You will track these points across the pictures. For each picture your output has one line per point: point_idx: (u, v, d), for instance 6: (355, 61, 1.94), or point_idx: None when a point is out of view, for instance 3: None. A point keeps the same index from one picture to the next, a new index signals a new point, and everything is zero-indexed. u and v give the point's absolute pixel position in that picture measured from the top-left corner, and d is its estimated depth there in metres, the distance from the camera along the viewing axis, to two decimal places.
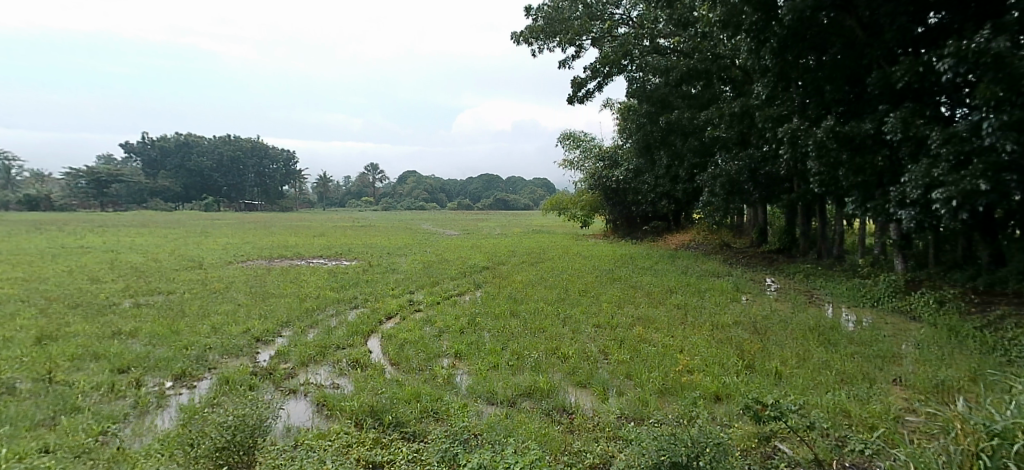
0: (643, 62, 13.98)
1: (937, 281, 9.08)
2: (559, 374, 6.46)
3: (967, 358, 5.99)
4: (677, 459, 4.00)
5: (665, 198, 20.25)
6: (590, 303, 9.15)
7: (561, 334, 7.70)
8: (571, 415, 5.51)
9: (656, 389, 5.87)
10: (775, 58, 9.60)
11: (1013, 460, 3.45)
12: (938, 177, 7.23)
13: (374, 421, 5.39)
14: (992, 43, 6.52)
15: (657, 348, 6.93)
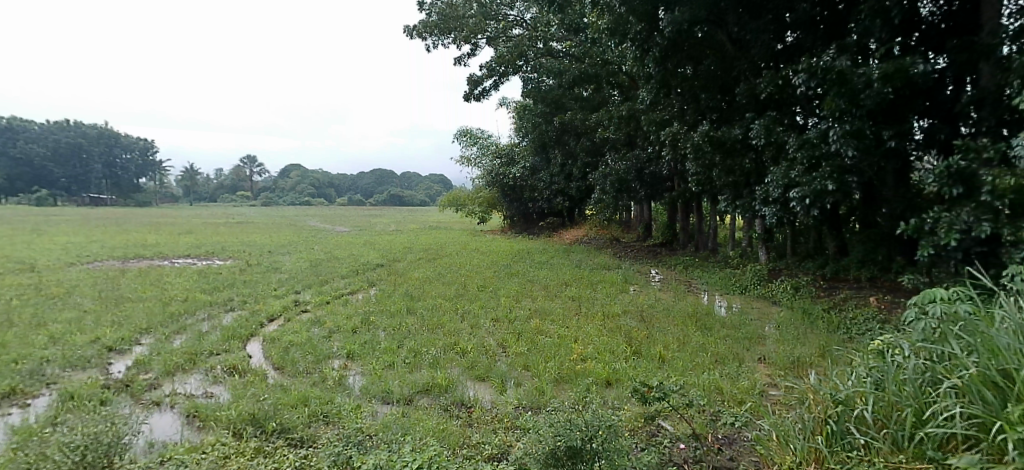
0: (537, 64, 14.70)
1: (794, 270, 10.33)
2: (457, 369, 6.52)
3: (817, 336, 6.87)
4: (573, 443, 4.06)
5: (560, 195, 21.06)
6: (487, 298, 9.29)
7: (459, 329, 7.78)
8: (469, 408, 5.59)
9: (552, 378, 6.13)
10: (658, 66, 10.34)
11: (854, 423, 3.99)
12: (795, 177, 8.27)
13: (256, 429, 5.11)
14: (836, 61, 7.43)
15: (553, 339, 7.22)
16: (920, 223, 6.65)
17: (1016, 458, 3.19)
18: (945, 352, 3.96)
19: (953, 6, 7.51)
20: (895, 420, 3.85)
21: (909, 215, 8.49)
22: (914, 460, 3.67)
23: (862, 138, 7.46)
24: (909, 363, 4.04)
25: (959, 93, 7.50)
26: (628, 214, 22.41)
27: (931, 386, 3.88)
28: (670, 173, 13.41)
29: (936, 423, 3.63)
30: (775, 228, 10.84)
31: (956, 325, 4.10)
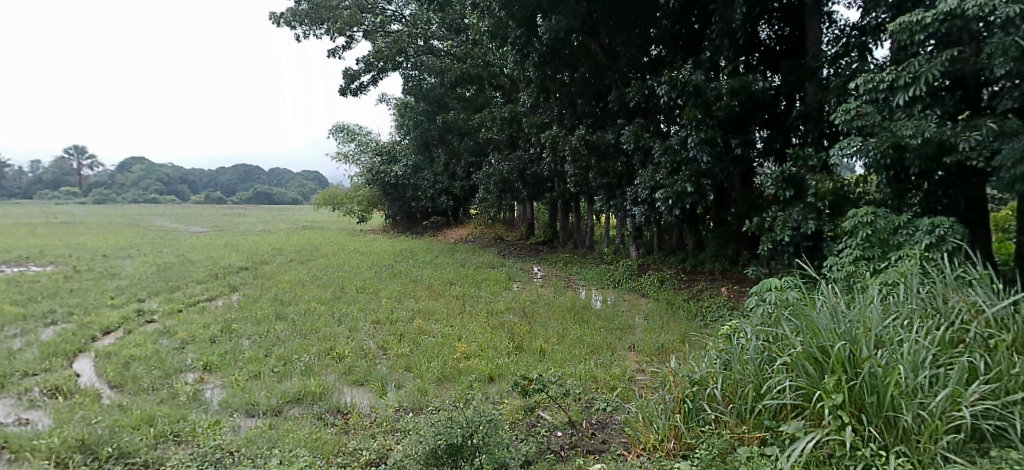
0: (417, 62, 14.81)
1: (659, 265, 11.30)
2: (333, 375, 6.25)
3: (678, 324, 7.59)
4: (454, 440, 3.86)
5: (444, 194, 21.03)
6: (367, 300, 9.01)
7: (336, 333, 7.47)
8: (346, 415, 5.34)
9: (435, 378, 6.09)
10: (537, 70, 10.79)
11: (707, 400, 4.37)
12: (660, 180, 9.05)
13: (86, 457, 4.47)
14: (693, 76, 8.25)
15: (436, 339, 7.19)
16: (761, 221, 7.64)
17: (832, 422, 3.76)
18: (779, 335, 4.47)
19: (785, 31, 8.70)
20: (739, 395, 4.28)
21: (752, 215, 9.49)
22: (754, 429, 4.10)
23: (714, 146, 8.40)
24: (750, 344, 4.50)
25: (790, 108, 8.68)
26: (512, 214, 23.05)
27: (767, 364, 4.36)
28: (550, 173, 14.06)
29: (770, 395, 4.10)
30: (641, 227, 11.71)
31: (787, 309, 4.69)
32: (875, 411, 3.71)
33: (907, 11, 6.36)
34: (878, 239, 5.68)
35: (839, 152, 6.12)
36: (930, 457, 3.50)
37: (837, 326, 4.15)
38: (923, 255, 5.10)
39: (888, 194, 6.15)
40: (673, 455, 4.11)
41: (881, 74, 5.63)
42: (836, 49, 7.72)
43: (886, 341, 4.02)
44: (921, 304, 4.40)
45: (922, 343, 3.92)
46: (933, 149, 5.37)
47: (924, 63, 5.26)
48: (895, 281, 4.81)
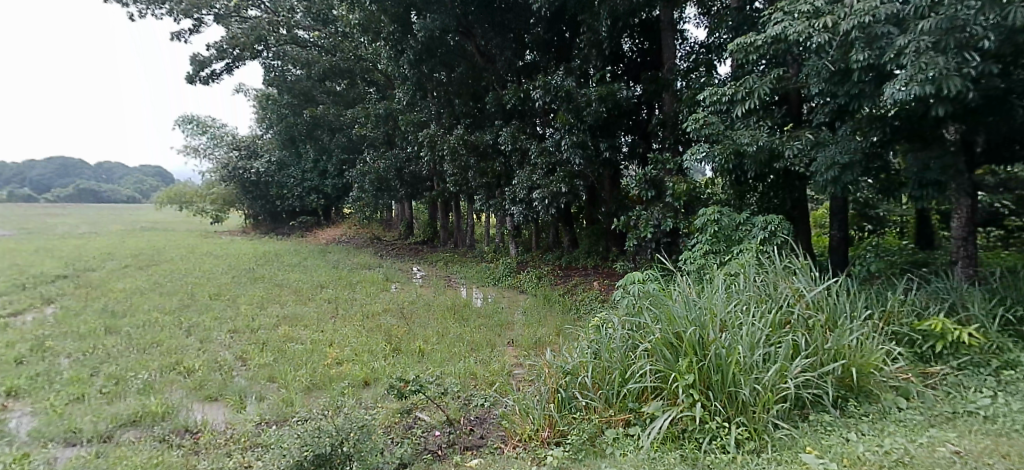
0: (280, 51, 14.33)
1: (537, 262, 11.72)
2: (179, 392, 5.66)
3: (555, 318, 7.95)
4: (321, 450, 3.73)
5: (313, 192, 20.23)
6: (223, 307, 8.40)
7: (183, 345, 6.83)
8: (195, 435, 4.88)
9: (302, 387, 5.74)
10: (413, 67, 10.95)
11: (578, 389, 4.59)
12: (536, 180, 9.39)
13: None
14: (564, 82, 8.72)
15: (304, 345, 6.85)
16: (627, 220, 8.22)
17: (685, 400, 4.17)
18: (641, 323, 4.85)
19: (645, 45, 9.46)
20: (607, 381, 4.56)
21: (620, 214, 10.14)
22: (619, 412, 4.40)
23: (585, 149, 8.92)
24: (616, 333, 4.84)
25: (650, 116, 9.46)
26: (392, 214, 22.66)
27: (631, 351, 4.69)
28: (429, 172, 14.17)
29: (633, 380, 4.43)
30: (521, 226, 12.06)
31: (647, 299, 5.11)
32: (720, 388, 4.18)
33: (745, 33, 7.20)
34: (723, 234, 6.32)
35: (691, 157, 6.72)
36: (763, 424, 4.01)
37: (689, 312, 4.62)
38: (758, 249, 5.79)
39: (731, 194, 6.93)
40: (548, 443, 4.26)
41: (724, 88, 6.26)
42: (687, 64, 8.47)
43: (729, 325, 4.54)
44: (757, 290, 5.01)
45: (756, 325, 4.49)
46: (765, 157, 6.07)
47: (757, 79, 5.93)
48: (736, 271, 5.42)
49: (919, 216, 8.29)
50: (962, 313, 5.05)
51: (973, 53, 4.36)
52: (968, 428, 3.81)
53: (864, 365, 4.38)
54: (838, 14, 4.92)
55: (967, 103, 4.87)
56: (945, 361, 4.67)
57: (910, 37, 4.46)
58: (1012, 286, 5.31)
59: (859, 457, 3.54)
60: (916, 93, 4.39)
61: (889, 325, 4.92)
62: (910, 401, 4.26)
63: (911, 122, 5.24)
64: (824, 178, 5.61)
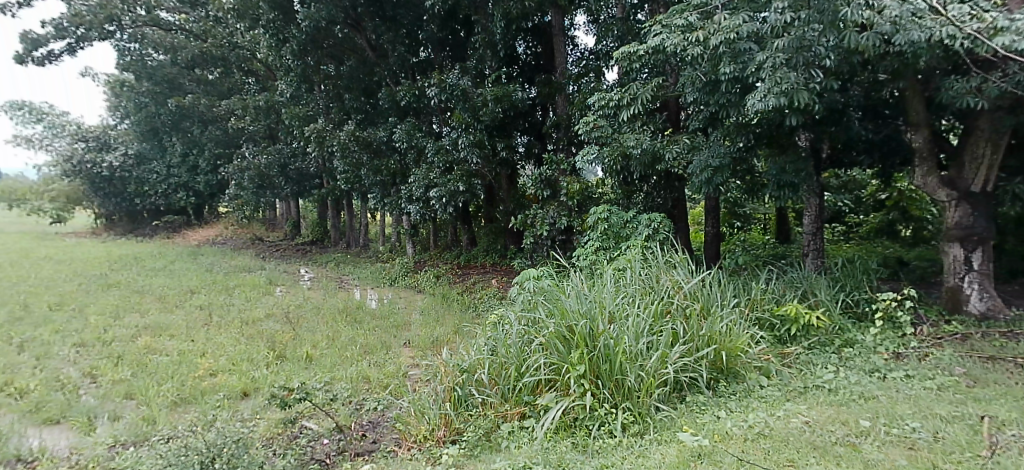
0: (138, 31, 14.40)
1: (436, 261, 11.69)
2: (10, 416, 4.97)
3: (452, 317, 7.98)
4: None
5: (181, 189, 18.86)
6: (68, 319, 7.57)
7: (17, 363, 6.03)
8: (31, 464, 4.30)
9: (167, 403, 5.26)
10: (297, 59, 10.98)
11: (474, 386, 4.74)
12: (434, 178, 9.36)
13: None
14: (460, 81, 8.82)
15: (170, 357, 6.32)
16: (524, 219, 8.41)
17: (577, 390, 4.38)
18: (536, 318, 5.06)
19: (538, 48, 9.76)
20: (503, 377, 4.70)
21: (518, 213, 10.19)
22: (514, 406, 4.55)
23: (482, 148, 9.05)
24: (512, 330, 4.98)
25: (545, 118, 9.69)
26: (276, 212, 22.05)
27: (527, 345, 4.87)
28: (318, 168, 14.03)
29: (529, 373, 4.61)
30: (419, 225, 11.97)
31: (542, 296, 5.34)
32: (608, 376, 4.45)
33: (627, 43, 7.65)
34: (613, 232, 6.68)
35: (583, 158, 7.02)
36: (647, 407, 4.32)
37: (580, 306, 4.89)
38: (643, 244, 6.17)
39: (620, 194, 7.32)
40: (443, 442, 4.30)
41: (610, 93, 6.58)
42: (577, 69, 8.78)
43: (616, 317, 4.85)
44: (642, 284, 5.39)
45: (640, 316, 4.84)
46: (648, 159, 6.48)
47: (641, 86, 6.29)
48: (623, 266, 5.76)
49: (779, 214, 9.24)
50: (813, 299, 5.71)
51: (817, 70, 4.97)
52: (816, 399, 4.34)
53: (733, 348, 4.84)
54: (708, 29, 5.27)
55: (814, 114, 5.51)
56: (798, 341, 5.27)
57: (768, 53, 4.96)
58: (851, 273, 6.09)
59: (727, 432, 3.92)
60: (772, 103, 4.89)
61: (754, 311, 5.45)
62: (770, 379, 4.76)
63: (770, 129, 5.85)
64: (699, 179, 6.09)
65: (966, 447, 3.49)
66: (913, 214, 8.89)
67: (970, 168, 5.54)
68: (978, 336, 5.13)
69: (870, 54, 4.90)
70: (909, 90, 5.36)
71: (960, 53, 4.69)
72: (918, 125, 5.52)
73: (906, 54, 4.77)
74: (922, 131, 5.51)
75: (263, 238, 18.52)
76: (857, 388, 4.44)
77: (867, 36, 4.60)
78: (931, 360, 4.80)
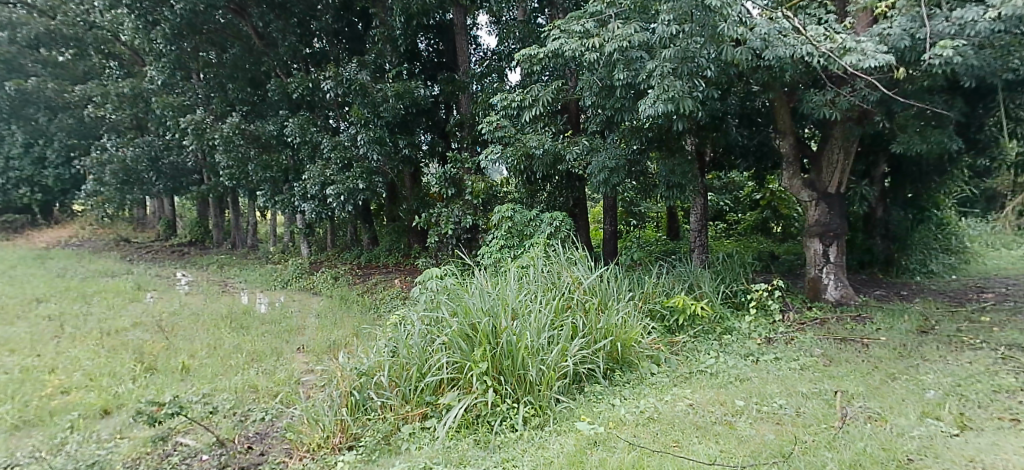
0: None
1: (334, 261, 11.29)
2: None
3: (351, 319, 7.75)
4: None
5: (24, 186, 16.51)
6: None
7: None
8: None
9: (6, 428, 4.63)
10: (169, 44, 10.20)
11: (374, 389, 4.61)
12: (331, 176, 9.04)
13: None
14: (358, 75, 8.61)
15: (11, 375, 5.58)
16: (428, 217, 8.34)
17: (479, 387, 4.44)
18: (438, 317, 5.04)
19: (439, 46, 9.73)
20: (404, 378, 4.64)
21: (421, 211, 10.33)
22: (415, 407, 4.51)
23: (383, 145, 8.89)
24: (414, 330, 4.92)
25: (448, 115, 9.72)
26: (144, 210, 20.18)
27: (429, 345, 4.85)
28: (196, 162, 13.03)
29: (431, 373, 4.59)
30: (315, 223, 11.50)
31: (445, 294, 5.33)
32: (510, 372, 4.55)
33: (529, 45, 7.84)
34: (516, 230, 6.80)
35: (487, 158, 7.08)
36: (548, 399, 4.47)
37: (484, 303, 4.96)
38: (546, 242, 6.34)
39: (524, 193, 7.51)
40: (339, 449, 4.18)
41: (513, 94, 6.68)
42: (480, 68, 8.84)
43: (519, 313, 4.97)
44: (544, 280, 5.56)
45: (542, 312, 4.99)
46: (549, 159, 6.69)
47: (542, 88, 6.49)
48: (527, 263, 5.90)
49: (669, 213, 9.91)
50: (698, 291, 6.19)
51: (699, 80, 5.39)
52: (699, 383, 4.72)
53: (627, 339, 5.14)
54: (603, 37, 5.56)
55: (698, 120, 5.97)
56: (685, 330, 5.69)
57: (657, 63, 5.30)
58: (731, 267, 6.67)
59: (621, 419, 4.16)
60: (661, 110, 5.23)
61: (647, 304, 5.81)
62: (660, 366, 5.11)
63: (660, 133, 6.26)
64: (597, 179, 6.37)
65: (823, 419, 3.95)
66: (783, 213, 9.89)
67: (827, 171, 6.27)
68: (834, 321, 5.83)
69: (744, 67, 5.38)
70: (778, 101, 5.96)
71: (817, 70, 5.28)
72: (784, 133, 6.15)
73: (775, 68, 5.29)
74: (789, 138, 6.14)
75: (131, 239, 16.87)
76: (734, 371, 4.88)
77: (741, 51, 5.05)
78: (796, 343, 5.38)
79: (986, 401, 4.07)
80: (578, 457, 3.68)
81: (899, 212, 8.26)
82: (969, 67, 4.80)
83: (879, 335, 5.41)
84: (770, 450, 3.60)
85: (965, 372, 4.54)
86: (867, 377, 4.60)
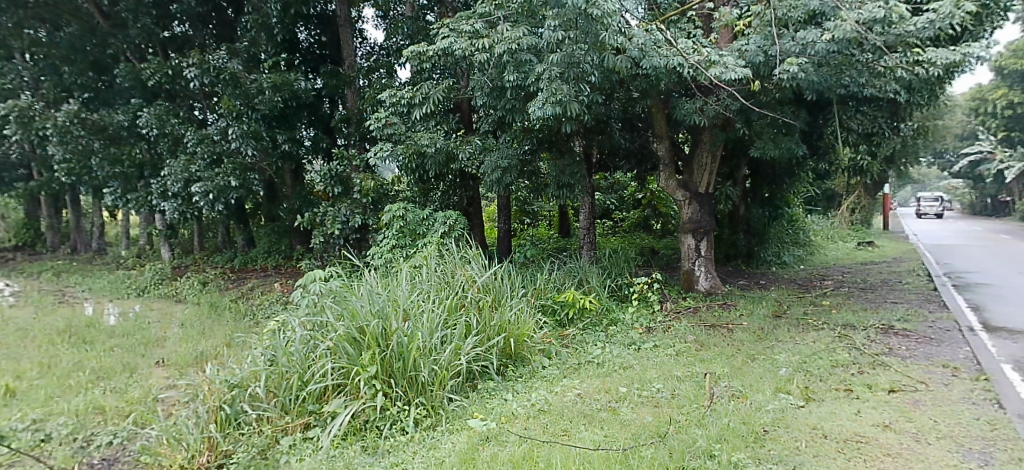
0: None
1: (201, 266, 10.37)
2: None
3: (222, 328, 7.16)
4: None
5: None
6: None
7: None
8: None
9: None
10: None
11: (248, 401, 4.32)
12: (196, 172, 8.30)
13: None
14: (228, 64, 8.01)
15: None
16: (313, 217, 7.97)
17: (367, 391, 4.31)
18: (323, 321, 4.81)
19: (322, 37, 9.34)
20: (283, 388, 4.39)
21: (305, 210, 9.77)
22: (296, 417, 4.28)
23: (258, 139, 8.35)
24: (295, 336, 4.66)
25: (334, 110, 9.37)
26: None
27: (312, 352, 4.61)
28: (22, 154, 11.33)
29: (314, 381, 4.38)
30: (179, 224, 10.48)
31: (330, 298, 5.07)
32: (401, 374, 4.47)
33: (418, 42, 7.75)
34: (408, 229, 6.70)
35: (376, 156, 6.75)
36: (440, 399, 4.45)
37: (372, 305, 4.81)
38: (439, 242, 6.32)
39: (417, 192, 7.42)
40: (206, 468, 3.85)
41: (402, 91, 6.56)
42: (367, 63, 8.57)
43: (411, 313, 4.89)
44: (437, 279, 5.54)
45: (435, 311, 4.96)
46: (442, 158, 6.65)
47: (432, 86, 6.42)
48: (419, 263, 5.84)
49: (561, 212, 10.28)
50: (586, 285, 6.50)
51: (584, 85, 5.65)
52: (587, 373, 4.96)
53: (520, 335, 5.27)
54: (492, 38, 5.65)
55: (584, 123, 6.26)
56: (575, 323, 5.95)
57: (545, 66, 5.47)
58: (616, 263, 7.10)
59: (512, 413, 4.25)
60: (549, 111, 5.42)
61: (539, 299, 6.01)
62: (551, 359, 5.30)
63: (550, 135, 6.50)
64: (490, 178, 6.44)
65: (694, 400, 4.32)
66: (662, 211, 10.60)
67: (697, 173, 6.84)
68: (704, 309, 6.42)
69: (624, 74, 5.73)
70: (654, 108, 6.42)
71: (688, 80, 5.75)
72: (661, 137, 6.63)
73: (651, 77, 5.69)
74: (665, 141, 6.63)
75: None
76: (618, 360, 5.19)
77: (620, 59, 5.39)
78: (672, 330, 5.83)
79: (825, 374, 4.70)
80: (469, 454, 3.69)
81: (757, 210, 9.23)
82: (811, 82, 5.47)
83: (741, 321, 6.02)
84: (647, 431, 3.86)
85: (811, 350, 5.19)
86: (732, 358, 5.11)
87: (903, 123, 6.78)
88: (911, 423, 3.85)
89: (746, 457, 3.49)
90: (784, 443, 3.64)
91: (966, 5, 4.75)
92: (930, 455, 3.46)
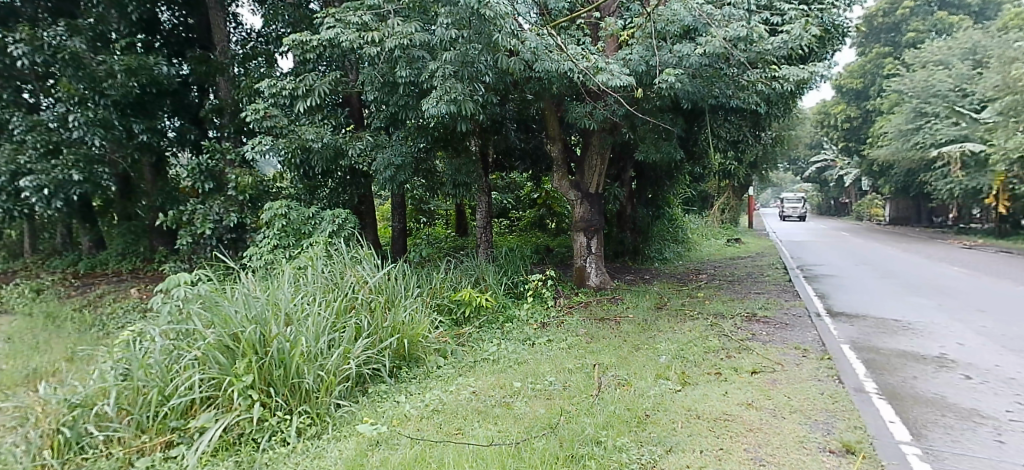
0: None
1: (35, 271, 8.96)
2: None
3: (62, 341, 6.24)
4: None
5: None
6: None
7: None
8: None
9: None
10: None
11: (94, 421, 3.79)
12: (26, 163, 7.15)
13: None
14: (68, 41, 7.05)
15: None
16: (178, 214, 7.23)
17: (242, 403, 3.95)
18: (189, 329, 4.31)
19: (189, 20, 8.69)
20: (139, 405, 3.89)
21: (168, 208, 8.82)
22: (156, 436, 3.82)
23: (108, 128, 7.43)
24: (155, 346, 4.14)
25: (203, 99, 8.63)
26: None
27: (176, 363, 4.13)
28: None
29: (178, 395, 3.93)
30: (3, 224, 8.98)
31: (197, 302, 4.52)
32: (282, 382, 4.16)
33: (301, 31, 7.32)
34: (291, 229, 6.30)
35: (253, 149, 6.31)
36: (326, 406, 4.21)
37: (249, 311, 4.40)
38: (327, 242, 6.01)
39: (302, 189, 7.00)
40: None
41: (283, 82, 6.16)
42: (243, 50, 8.03)
43: (294, 318, 4.57)
44: (325, 281, 5.26)
45: (322, 315, 4.68)
46: (330, 153, 6.33)
47: (317, 78, 6.10)
48: (304, 264, 5.51)
49: (457, 210, 10.29)
50: (483, 283, 6.53)
51: (478, 84, 5.64)
52: (483, 371, 4.97)
53: (415, 335, 5.16)
54: (384, 32, 5.49)
55: (479, 122, 6.29)
56: (471, 322, 5.95)
57: (439, 64, 5.40)
58: (512, 260, 7.25)
59: (404, 415, 4.13)
60: (444, 110, 5.34)
61: (435, 299, 5.94)
62: (447, 358, 5.25)
63: (446, 133, 6.46)
64: (382, 176, 6.25)
65: (583, 390, 4.49)
66: (557, 210, 10.81)
67: (587, 174, 7.12)
68: (595, 303, 6.72)
69: (518, 76, 5.84)
70: (546, 110, 6.59)
71: (578, 85, 5.98)
72: (554, 138, 6.84)
73: (544, 80, 5.84)
74: (556, 143, 6.83)
75: None
76: (514, 356, 5.26)
77: (514, 61, 5.46)
78: (565, 325, 6.03)
79: (699, 360, 5.11)
80: (357, 460, 3.53)
81: (641, 210, 9.78)
82: (686, 92, 5.92)
83: (628, 313, 6.39)
84: (540, 423, 3.95)
85: (687, 339, 5.63)
86: (619, 349, 5.39)
87: (762, 132, 7.60)
88: (769, 400, 4.30)
89: (629, 440, 3.68)
90: (662, 425, 3.89)
91: (811, 29, 5.43)
92: (783, 428, 3.88)
